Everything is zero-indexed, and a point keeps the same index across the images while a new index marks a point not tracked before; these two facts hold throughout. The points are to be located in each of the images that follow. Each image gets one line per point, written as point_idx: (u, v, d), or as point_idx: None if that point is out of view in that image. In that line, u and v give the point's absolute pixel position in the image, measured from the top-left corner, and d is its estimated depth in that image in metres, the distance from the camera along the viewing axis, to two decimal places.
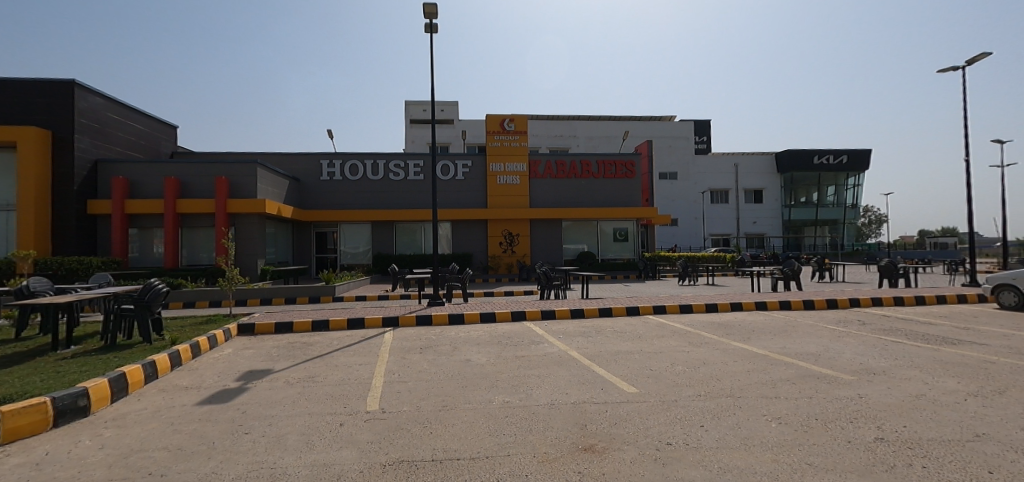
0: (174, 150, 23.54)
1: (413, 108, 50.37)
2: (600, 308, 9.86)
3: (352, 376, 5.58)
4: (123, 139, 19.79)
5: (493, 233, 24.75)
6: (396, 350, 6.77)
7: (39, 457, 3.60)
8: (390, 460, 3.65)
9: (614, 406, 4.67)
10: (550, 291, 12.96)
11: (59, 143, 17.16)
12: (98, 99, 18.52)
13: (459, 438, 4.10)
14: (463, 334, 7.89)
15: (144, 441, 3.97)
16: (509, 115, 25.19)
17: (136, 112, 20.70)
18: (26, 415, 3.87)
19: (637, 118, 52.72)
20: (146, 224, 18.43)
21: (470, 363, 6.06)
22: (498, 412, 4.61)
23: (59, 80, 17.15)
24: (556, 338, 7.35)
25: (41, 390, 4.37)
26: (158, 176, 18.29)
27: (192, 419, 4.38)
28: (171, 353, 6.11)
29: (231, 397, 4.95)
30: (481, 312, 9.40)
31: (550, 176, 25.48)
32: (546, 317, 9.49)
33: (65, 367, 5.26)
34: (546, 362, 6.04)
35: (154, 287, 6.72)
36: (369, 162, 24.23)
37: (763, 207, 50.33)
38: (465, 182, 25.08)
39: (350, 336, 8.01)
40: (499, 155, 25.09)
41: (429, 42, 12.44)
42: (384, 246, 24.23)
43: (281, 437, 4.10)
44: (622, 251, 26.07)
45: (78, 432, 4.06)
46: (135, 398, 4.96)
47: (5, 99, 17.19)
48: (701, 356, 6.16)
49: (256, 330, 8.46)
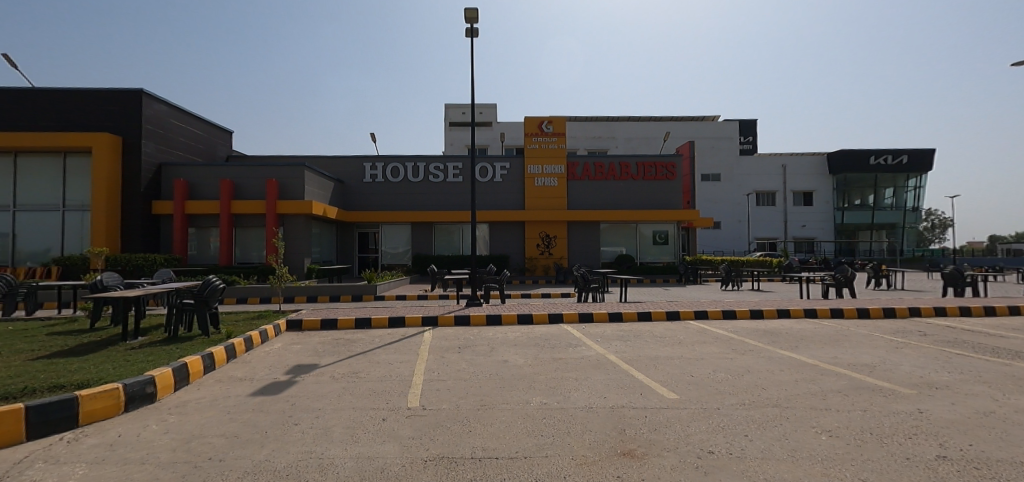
0: (229, 154, 24.84)
1: (452, 110, 51.12)
2: (639, 312, 9.66)
3: (394, 373, 5.67)
4: (183, 144, 21.05)
5: (531, 235, 24.83)
6: (435, 350, 6.83)
7: (113, 438, 4.04)
8: (431, 456, 3.86)
9: (654, 412, 4.59)
10: (588, 294, 12.78)
11: (128, 148, 18.45)
12: (162, 107, 19.79)
13: (498, 437, 4.19)
14: (500, 335, 7.91)
15: (205, 427, 4.29)
16: (547, 117, 25.12)
17: (196, 118, 22.00)
18: (100, 400, 4.32)
19: (677, 118, 51.58)
20: (204, 223, 19.55)
21: (508, 364, 6.01)
22: (535, 413, 4.64)
23: (128, 90, 18.42)
24: (594, 342, 7.23)
25: (111, 376, 4.73)
26: (215, 178, 19.33)
27: (247, 409, 4.61)
28: (227, 346, 6.45)
29: (280, 389, 5.14)
30: (519, 313, 9.41)
31: (588, 178, 25.24)
32: (584, 320, 9.36)
33: (134, 353, 5.60)
34: (583, 364, 5.91)
35: (212, 283, 7.07)
36: (410, 165, 24.78)
37: (813, 210, 48.13)
38: (503, 184, 25.20)
39: (390, 334, 8.19)
40: (537, 157, 25.10)
41: (469, 48, 12.58)
42: (423, 246, 24.70)
43: (328, 430, 4.32)
44: (661, 254, 25.58)
45: (143, 417, 4.37)
46: (195, 387, 5.27)
47: (78, 108, 18.49)
48: (745, 364, 5.93)
49: (303, 326, 8.79)
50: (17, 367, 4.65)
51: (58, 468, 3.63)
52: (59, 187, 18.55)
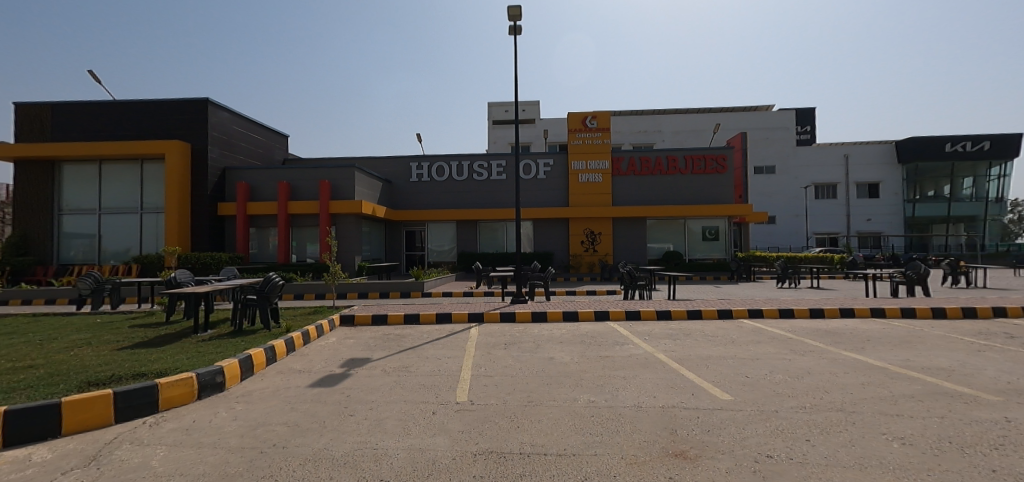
0: (285, 157, 26.07)
1: (495, 109, 51.61)
2: (689, 310, 9.39)
3: (442, 368, 5.77)
4: (244, 148, 22.34)
5: (575, 231, 24.63)
6: (481, 346, 6.91)
7: (188, 423, 4.37)
8: (481, 450, 3.91)
9: (707, 413, 4.43)
10: (634, 291, 12.52)
11: (196, 154, 19.77)
12: (225, 114, 21.09)
13: (546, 434, 4.19)
14: (545, 332, 7.91)
15: (268, 415, 4.54)
16: (591, 112, 24.91)
17: (255, 123, 23.30)
18: (176, 388, 4.71)
19: (726, 109, 49.80)
20: (263, 223, 20.65)
21: (554, 361, 5.99)
22: (583, 410, 4.60)
23: (196, 99, 19.76)
24: (642, 340, 7.10)
25: (186, 365, 5.11)
26: (273, 180, 20.42)
27: (306, 399, 4.83)
28: (287, 339, 6.79)
29: (335, 382, 5.35)
30: (564, 310, 9.37)
31: (633, 173, 24.83)
32: (631, 318, 9.20)
33: (204, 345, 6.00)
34: (631, 362, 5.80)
35: (272, 279, 7.45)
36: (454, 164, 25.23)
37: (880, 203, 44.71)
38: (547, 181, 25.19)
39: (438, 330, 8.37)
40: (581, 153, 24.89)
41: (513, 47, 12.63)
42: (468, 244, 25.07)
43: (381, 422, 4.46)
44: (711, 251, 24.77)
45: (214, 405, 4.68)
46: (259, 378, 5.58)
47: (150, 118, 19.98)
48: (805, 365, 5.64)
49: (355, 321, 9.13)
50: (108, 356, 5.10)
51: (142, 450, 3.96)
52: (137, 191, 20.15)
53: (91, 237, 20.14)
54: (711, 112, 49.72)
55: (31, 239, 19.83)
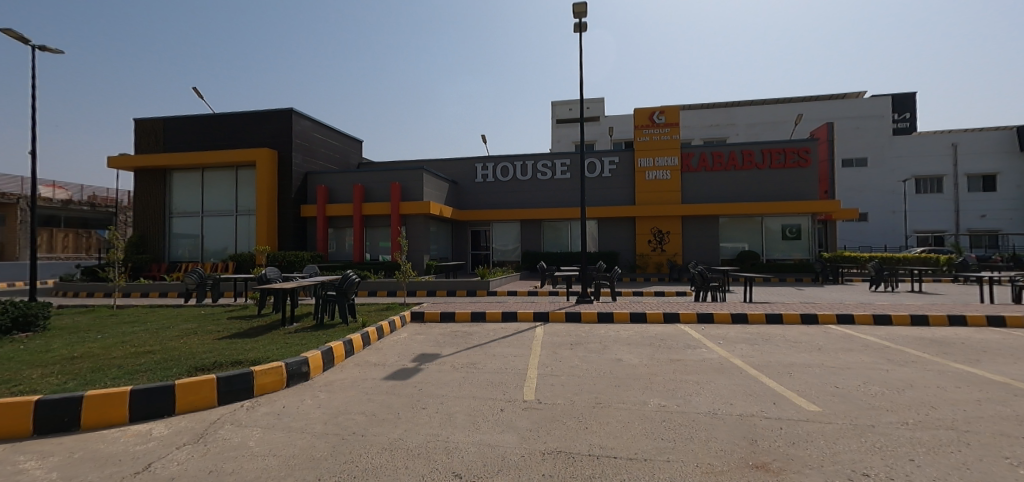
0: (360, 161, 27.64)
1: (559, 107, 51.64)
2: (768, 314, 8.84)
3: (509, 366, 5.84)
4: (324, 154, 24.00)
5: (642, 230, 24.04)
6: (547, 345, 6.93)
7: (279, 408, 4.75)
8: (550, 450, 3.91)
9: (790, 424, 4.15)
10: (707, 293, 12.03)
11: (282, 160, 21.51)
12: (308, 123, 22.78)
13: (616, 437, 4.11)
14: (612, 333, 7.79)
15: (348, 404, 4.83)
16: (659, 107, 24.25)
17: (333, 130, 24.93)
18: (268, 375, 5.15)
19: (806, 98, 46.39)
20: (340, 224, 21.97)
21: (623, 363, 5.88)
22: (654, 415, 4.47)
23: (282, 110, 21.51)
24: (716, 344, 6.78)
25: (276, 355, 5.55)
26: (348, 183, 21.69)
27: (381, 391, 5.09)
28: (363, 333, 7.18)
29: (408, 375, 5.58)
30: (631, 311, 9.18)
31: (705, 169, 23.92)
32: (703, 321, 8.83)
33: (292, 337, 6.49)
34: (705, 367, 5.57)
35: (350, 277, 7.89)
36: (519, 164, 25.53)
37: (997, 196, 40.67)
38: (612, 179, 24.81)
39: (504, 328, 8.50)
40: (648, 150, 24.33)
41: (578, 45, 12.53)
42: (532, 243, 25.24)
43: (451, 416, 4.59)
44: (792, 250, 23.29)
45: (300, 393, 5.06)
46: (339, 369, 5.95)
47: (242, 129, 21.93)
48: (905, 377, 5.12)
49: (425, 317, 9.49)
50: (212, 344, 5.67)
51: (240, 430, 4.34)
52: (234, 196, 22.18)
53: (195, 237, 22.46)
54: (792, 101, 46.73)
55: (147, 239, 22.46)
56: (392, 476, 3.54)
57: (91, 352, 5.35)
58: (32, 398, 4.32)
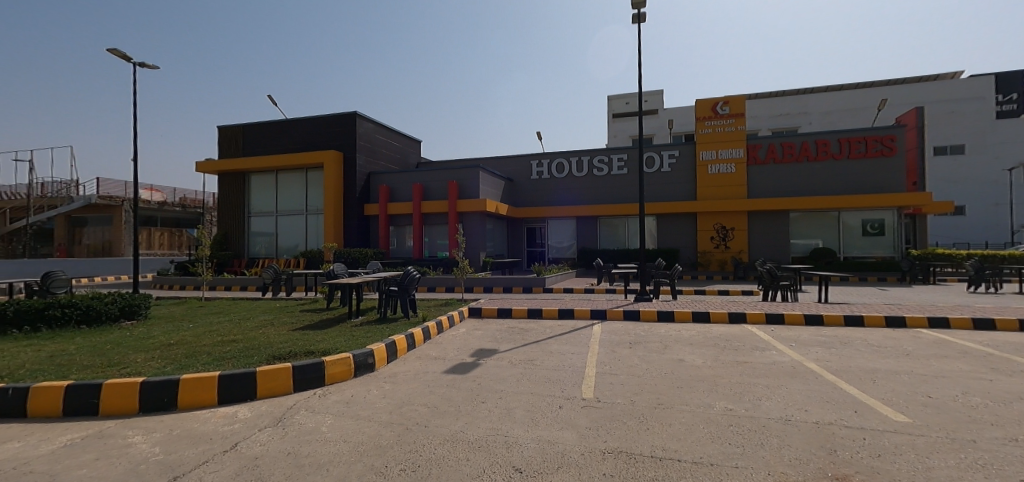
0: (418, 161, 28.49)
1: (615, 102, 50.94)
2: (846, 317, 8.26)
3: (567, 363, 5.84)
4: (385, 154, 24.98)
5: (705, 226, 23.24)
6: (605, 343, 6.86)
7: (348, 397, 5.02)
8: (610, 449, 3.87)
9: (874, 436, 3.85)
10: (776, 292, 11.44)
11: (346, 161, 22.66)
12: (370, 125, 23.81)
13: (679, 439, 4.00)
14: (673, 332, 7.59)
15: (411, 395, 5.02)
16: (723, 97, 23.24)
17: (394, 131, 25.90)
18: (338, 365, 5.44)
19: (889, 81, 42.58)
20: (401, 223, 22.65)
21: (685, 363, 5.71)
22: (719, 418, 4.30)
23: (347, 114, 22.62)
24: (787, 346, 6.43)
25: (345, 347, 5.87)
26: (408, 182, 22.45)
27: (442, 384, 5.25)
28: (423, 328, 7.43)
29: (468, 370, 5.71)
30: (693, 311, 8.89)
31: (773, 161, 22.68)
32: (772, 322, 8.40)
33: (358, 330, 6.82)
34: (775, 371, 5.29)
35: (411, 273, 8.18)
36: (574, 160, 25.35)
37: None
38: (672, 174, 24.06)
39: (561, 325, 8.51)
40: (711, 143, 23.40)
41: (636, 36, 12.20)
42: (589, 240, 25.08)
43: (510, 411, 4.65)
44: (874, 247, 21.71)
45: (367, 383, 5.32)
46: (402, 362, 6.19)
47: (310, 133, 23.28)
48: (1012, 389, 4.61)
49: (482, 313, 9.70)
50: (288, 334, 6.09)
51: (314, 416, 4.63)
52: (304, 197, 23.59)
53: (270, 235, 24.17)
54: (872, 85, 43.02)
55: (229, 237, 24.47)
56: (455, 467, 3.63)
57: (185, 339, 5.89)
58: (139, 379, 4.84)
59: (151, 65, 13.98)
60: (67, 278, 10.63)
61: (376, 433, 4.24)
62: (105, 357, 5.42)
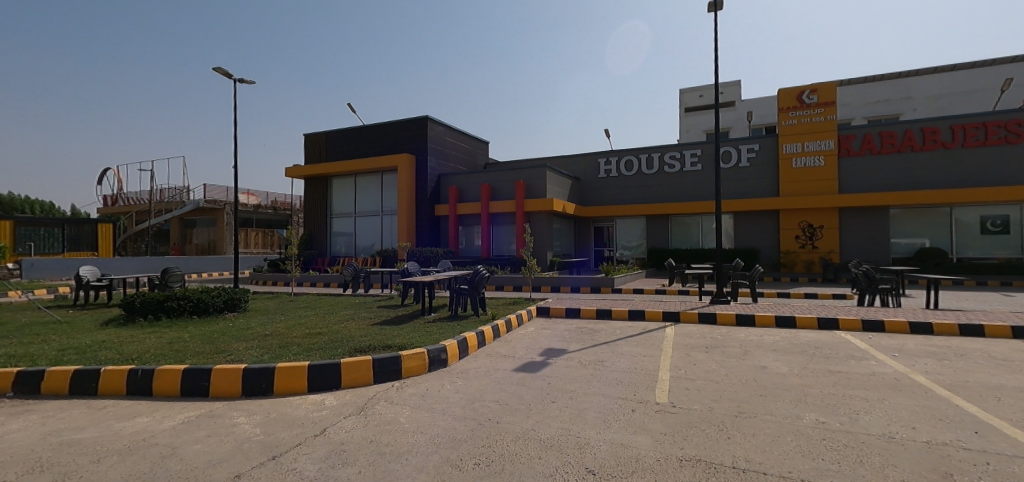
0: (487, 162, 28.98)
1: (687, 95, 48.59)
2: (962, 326, 7.38)
3: (639, 366, 5.72)
4: (454, 156, 25.81)
5: (789, 225, 21.79)
6: (678, 346, 6.65)
7: (424, 391, 5.25)
8: (688, 457, 3.74)
9: (999, 460, 3.41)
10: (874, 296, 10.44)
11: (418, 164, 23.71)
12: (440, 128, 24.70)
13: (764, 451, 3.78)
14: (754, 337, 7.20)
15: (484, 392, 5.16)
16: (810, 85, 21.65)
17: (462, 133, 26.65)
18: (413, 360, 5.71)
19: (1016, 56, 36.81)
20: (469, 223, 23.19)
21: (768, 371, 5.39)
22: (809, 431, 4.02)
23: (419, 118, 23.64)
24: (887, 356, 5.87)
25: (420, 342, 6.14)
26: (478, 183, 23.01)
27: (513, 382, 5.34)
28: (493, 326, 7.60)
29: (538, 369, 5.77)
30: (776, 315, 8.39)
31: (870, 152, 20.74)
32: (870, 330, 7.72)
33: (431, 326, 7.11)
34: (873, 383, 4.86)
35: (480, 272, 8.39)
36: (644, 156, 24.69)
37: None
38: (750, 169, 22.75)
39: (631, 326, 8.37)
40: (796, 134, 21.86)
41: (712, 27, 11.73)
42: (659, 240, 24.33)
43: (582, 412, 4.63)
44: (994, 247, 19.39)
45: (442, 379, 5.54)
46: (473, 358, 6.37)
47: (385, 137, 24.61)
48: None
49: (551, 312, 9.77)
50: (367, 329, 6.48)
51: (392, 407, 4.88)
52: (380, 198, 24.95)
53: (350, 235, 25.81)
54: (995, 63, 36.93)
55: (314, 236, 26.39)
56: (528, 465, 3.68)
57: (280, 330, 6.46)
58: (241, 366, 5.36)
59: (249, 80, 15.53)
60: (181, 274, 12.01)
61: (451, 428, 4.40)
62: (212, 344, 6.06)
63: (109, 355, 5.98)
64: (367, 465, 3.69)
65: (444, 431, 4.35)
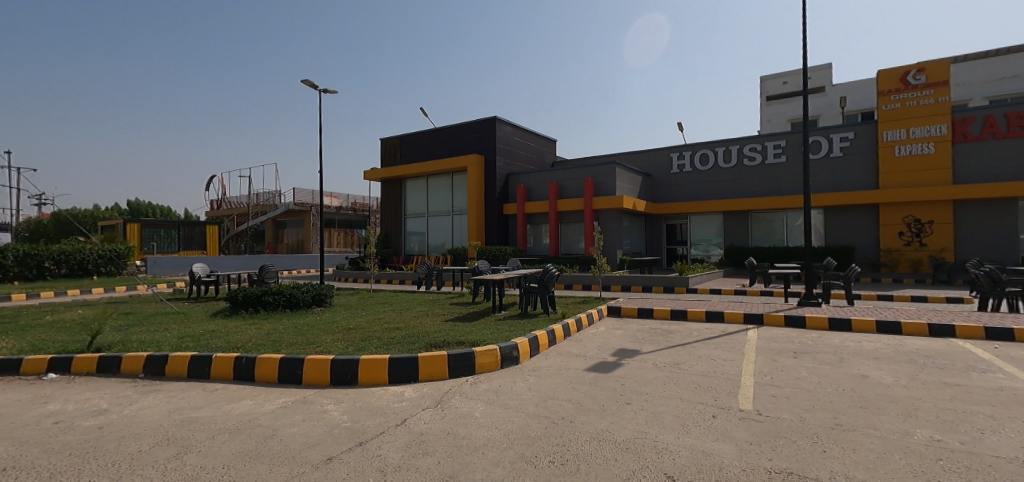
0: (554, 160, 28.83)
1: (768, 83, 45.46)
2: None
3: (720, 370, 5.50)
4: (522, 155, 25.98)
5: (890, 219, 19.75)
6: (762, 350, 6.30)
7: (498, 387, 5.39)
8: (778, 469, 3.54)
9: None
10: (1001, 300, 9.19)
11: (487, 164, 24.18)
12: (508, 128, 24.95)
13: (864, 466, 3.50)
14: (850, 343, 6.65)
15: (557, 390, 5.20)
16: (916, 64, 19.46)
17: (529, 132, 26.75)
18: (486, 356, 5.87)
19: None
20: (536, 221, 23.39)
21: (868, 380, 4.96)
22: (919, 449, 3.65)
23: (487, 118, 24.04)
24: (1017, 369, 5.18)
25: (492, 339, 6.32)
26: (545, 181, 23.08)
27: (586, 382, 5.34)
28: (563, 324, 7.62)
29: (612, 370, 5.72)
30: (877, 320, 7.66)
31: (993, 137, 18.31)
32: (995, 339, 6.82)
33: (502, 323, 7.28)
34: (999, 399, 4.31)
35: (549, 270, 8.45)
36: (720, 149, 23.47)
37: None
38: (844, 159, 20.85)
39: (709, 328, 8.05)
40: (899, 120, 19.73)
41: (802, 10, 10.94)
42: (738, 237, 23.11)
43: (658, 416, 4.53)
44: None
45: (516, 376, 5.66)
46: (545, 357, 6.44)
47: (454, 138, 25.36)
48: None
49: (622, 312, 9.63)
50: (441, 325, 6.76)
51: (467, 402, 5.06)
52: (451, 198, 25.80)
53: (423, 234, 26.91)
54: None
55: (390, 236, 27.79)
56: (605, 466, 3.66)
57: (362, 324, 6.91)
58: (328, 357, 5.80)
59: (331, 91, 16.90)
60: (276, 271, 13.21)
61: (525, 425, 4.47)
62: (304, 336, 6.62)
63: (219, 344, 6.71)
64: (446, 457, 3.86)
65: (517, 427, 4.45)
